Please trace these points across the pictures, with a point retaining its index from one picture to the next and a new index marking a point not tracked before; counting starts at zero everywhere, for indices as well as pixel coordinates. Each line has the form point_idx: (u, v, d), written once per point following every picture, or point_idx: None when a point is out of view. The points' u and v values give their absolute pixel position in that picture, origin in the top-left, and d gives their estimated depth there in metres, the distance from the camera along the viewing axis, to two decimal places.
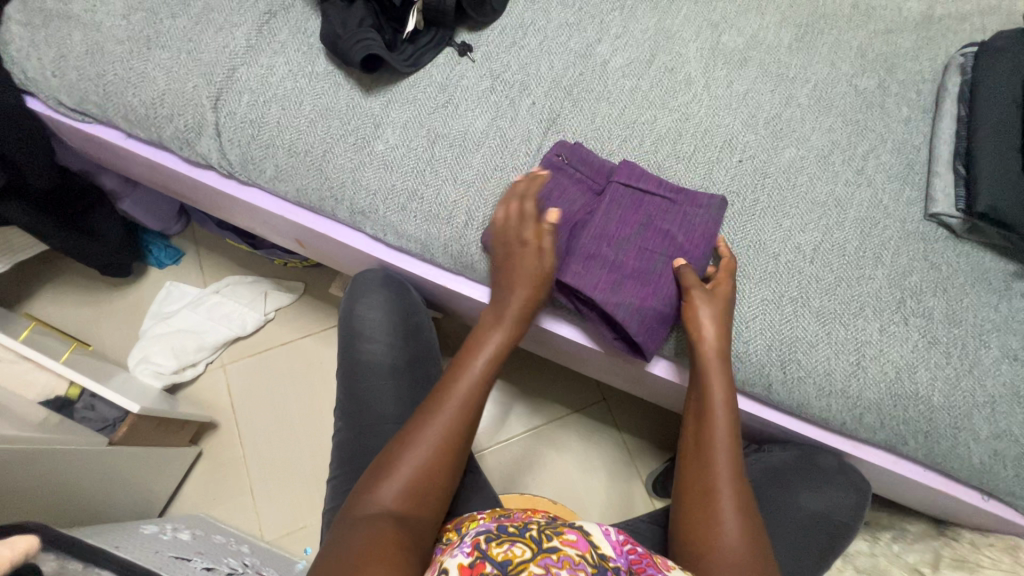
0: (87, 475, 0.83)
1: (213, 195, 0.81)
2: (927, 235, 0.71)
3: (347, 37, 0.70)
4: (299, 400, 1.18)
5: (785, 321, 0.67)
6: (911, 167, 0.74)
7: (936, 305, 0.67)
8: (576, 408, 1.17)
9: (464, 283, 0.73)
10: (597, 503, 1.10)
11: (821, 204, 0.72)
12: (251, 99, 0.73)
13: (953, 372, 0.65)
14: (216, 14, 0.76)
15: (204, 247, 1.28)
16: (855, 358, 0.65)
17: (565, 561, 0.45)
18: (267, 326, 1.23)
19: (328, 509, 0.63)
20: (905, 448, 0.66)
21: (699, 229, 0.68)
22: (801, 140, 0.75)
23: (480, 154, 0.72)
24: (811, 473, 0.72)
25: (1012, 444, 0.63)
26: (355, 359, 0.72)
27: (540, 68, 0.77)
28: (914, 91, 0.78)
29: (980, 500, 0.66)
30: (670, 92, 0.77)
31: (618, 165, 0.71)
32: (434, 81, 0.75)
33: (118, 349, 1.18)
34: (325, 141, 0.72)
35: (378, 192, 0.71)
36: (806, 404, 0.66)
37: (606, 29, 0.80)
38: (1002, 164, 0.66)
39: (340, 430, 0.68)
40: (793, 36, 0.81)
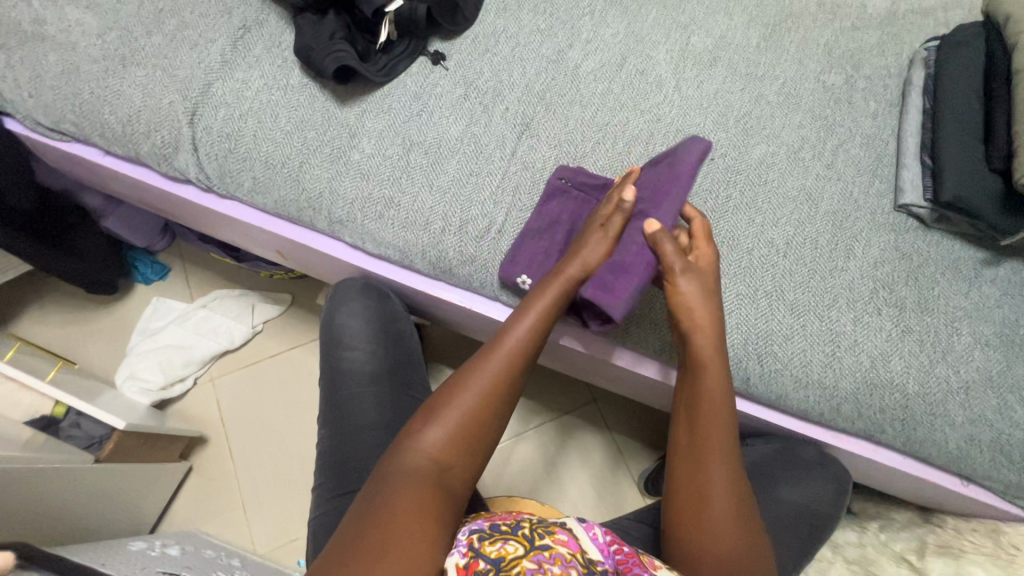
0: (73, 494, 0.83)
1: (193, 209, 0.82)
2: (897, 225, 0.72)
3: (321, 49, 0.71)
4: (289, 411, 1.18)
5: (761, 314, 0.68)
6: (879, 159, 0.76)
7: (908, 294, 0.68)
8: (565, 410, 1.17)
9: (444, 288, 0.74)
10: (590, 506, 1.10)
11: (792, 199, 0.73)
12: (227, 113, 0.74)
13: (926, 360, 0.66)
14: (191, 31, 0.77)
15: (190, 263, 1.28)
16: (830, 349, 0.66)
17: (557, 559, 0.45)
18: (255, 339, 1.23)
19: (312, 519, 0.63)
20: (883, 436, 0.66)
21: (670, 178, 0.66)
22: (771, 137, 0.76)
23: (455, 160, 0.73)
24: (793, 465, 0.72)
25: (987, 429, 0.64)
26: (337, 367, 0.73)
27: (513, 75, 0.78)
28: (881, 86, 0.80)
29: (960, 485, 0.67)
30: (641, 94, 0.78)
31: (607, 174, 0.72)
32: (409, 90, 0.76)
33: (105, 366, 1.18)
34: (302, 152, 0.73)
35: (355, 201, 0.71)
36: (784, 396, 0.67)
37: (577, 34, 0.81)
38: (968, 153, 0.68)
39: (323, 439, 0.69)
40: (761, 36, 0.83)
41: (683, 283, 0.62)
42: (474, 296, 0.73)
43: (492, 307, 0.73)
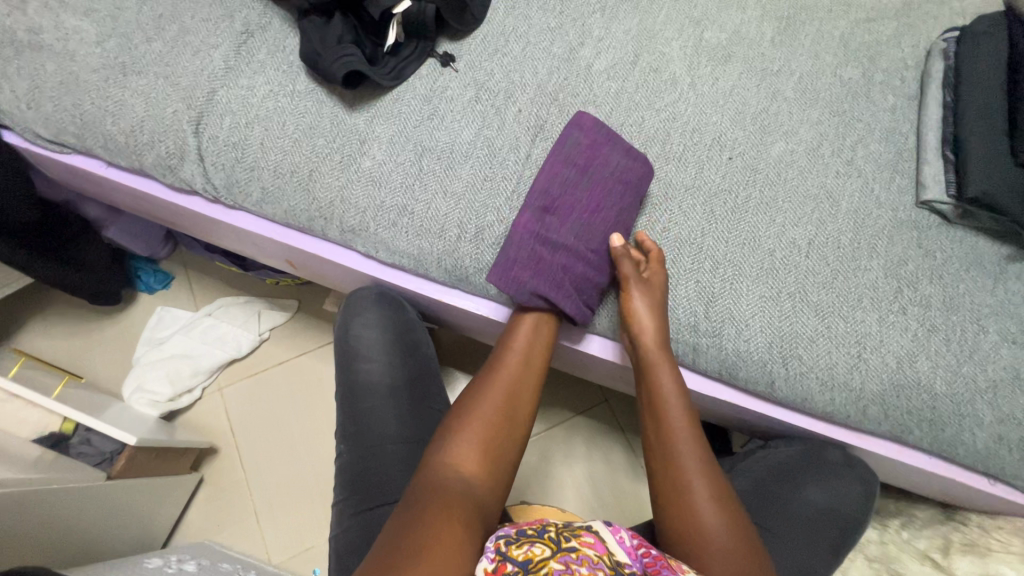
0: (85, 513, 0.82)
1: (200, 220, 0.80)
2: (919, 222, 0.71)
3: (328, 54, 0.69)
4: (299, 419, 1.16)
5: (784, 317, 0.66)
6: (900, 155, 0.74)
7: (933, 293, 0.67)
8: (578, 411, 1.16)
9: (460, 296, 0.72)
10: (607, 507, 1.09)
11: (813, 197, 0.72)
12: (233, 121, 0.72)
13: (953, 359, 0.65)
14: (192, 37, 0.75)
15: (194, 270, 1.27)
16: (856, 350, 0.65)
17: (585, 560, 0.44)
18: (262, 346, 1.22)
19: (335, 536, 0.62)
20: (909, 437, 0.66)
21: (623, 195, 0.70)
22: (789, 134, 0.75)
23: (468, 165, 0.71)
24: (817, 467, 0.71)
25: (1015, 428, 0.63)
26: (353, 379, 0.71)
27: (524, 75, 0.76)
28: (899, 79, 0.79)
29: (987, 484, 0.67)
30: (656, 92, 0.76)
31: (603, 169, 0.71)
32: (419, 93, 0.74)
33: (111, 378, 1.17)
34: (311, 160, 0.71)
35: (367, 209, 0.70)
36: (809, 399, 0.66)
37: (588, 32, 0.79)
38: (992, 148, 0.66)
39: (342, 453, 0.67)
40: (775, 30, 0.81)
41: (635, 297, 0.66)
42: (491, 304, 0.72)
43: (510, 314, 0.72)
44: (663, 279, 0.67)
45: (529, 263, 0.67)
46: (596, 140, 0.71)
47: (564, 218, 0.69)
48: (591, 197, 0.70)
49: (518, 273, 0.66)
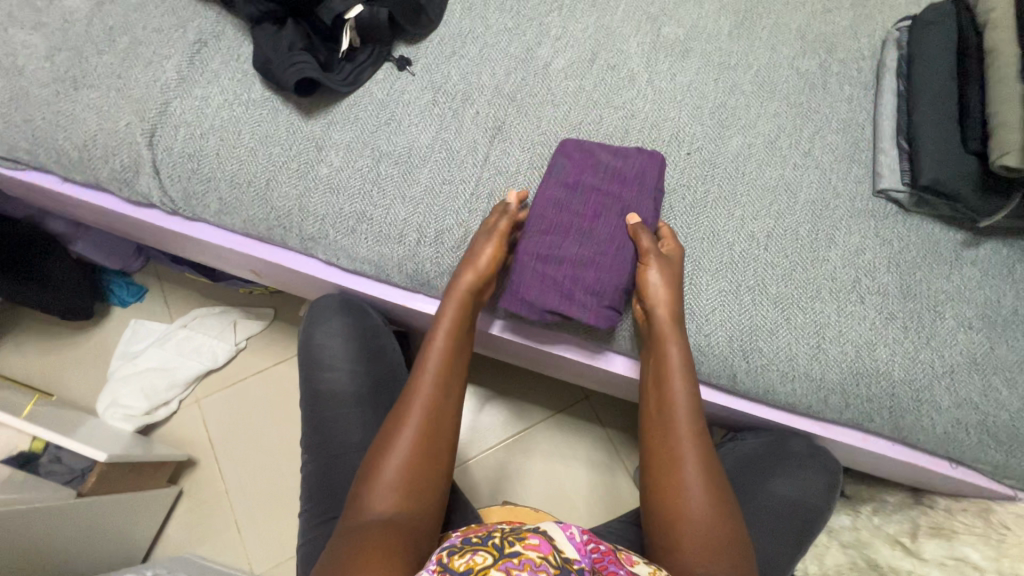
0: (58, 533, 0.81)
1: (161, 233, 0.79)
2: (876, 211, 0.71)
3: (280, 63, 0.68)
4: (278, 428, 1.16)
5: (744, 310, 0.67)
6: (857, 145, 0.75)
7: (891, 281, 0.68)
8: (558, 409, 1.17)
9: (424, 300, 0.72)
10: (589, 504, 1.10)
11: (771, 189, 0.72)
12: (187, 132, 0.71)
13: (911, 346, 0.65)
14: (144, 48, 0.74)
15: (168, 282, 1.25)
16: (815, 341, 0.66)
17: (526, 565, 0.43)
18: (238, 356, 1.21)
19: (300, 546, 0.62)
20: (871, 424, 0.66)
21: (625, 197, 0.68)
22: (747, 128, 0.75)
23: (427, 169, 0.71)
24: (784, 458, 0.72)
25: (973, 412, 0.64)
26: (318, 388, 0.71)
27: (482, 77, 0.76)
28: (855, 69, 0.79)
29: (948, 468, 0.68)
30: (614, 89, 0.76)
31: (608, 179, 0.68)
32: (376, 98, 0.74)
33: (86, 394, 1.16)
34: (268, 169, 0.71)
35: (326, 217, 0.70)
36: (771, 390, 0.67)
37: (546, 31, 0.79)
38: (943, 136, 0.67)
39: (308, 463, 0.67)
40: (732, 24, 0.82)
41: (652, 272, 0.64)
42: None
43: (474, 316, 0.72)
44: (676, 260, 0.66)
45: (541, 280, 0.65)
46: (579, 158, 0.69)
47: (565, 233, 0.66)
48: (585, 206, 0.67)
49: (534, 292, 0.65)
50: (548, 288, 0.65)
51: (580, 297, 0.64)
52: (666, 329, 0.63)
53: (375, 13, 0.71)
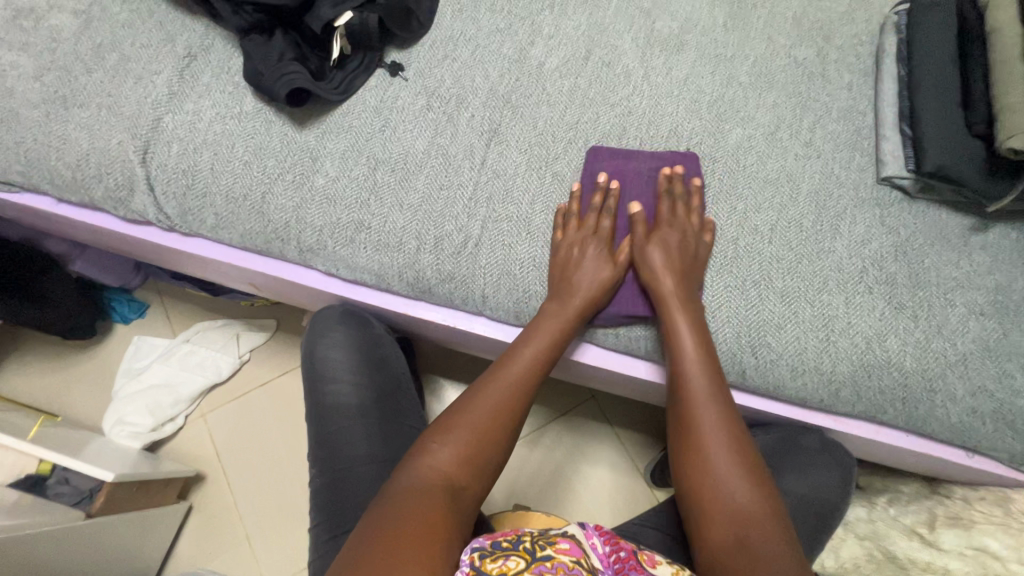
0: (69, 555, 0.81)
1: (159, 250, 0.79)
2: (881, 199, 0.70)
3: (271, 73, 0.68)
4: (285, 440, 1.15)
5: (749, 305, 0.66)
6: (858, 133, 0.74)
7: (898, 270, 0.67)
8: (565, 410, 1.16)
9: (426, 307, 0.72)
10: (600, 504, 1.10)
11: (773, 181, 0.71)
12: (180, 148, 0.71)
13: (922, 336, 0.64)
14: (133, 64, 0.73)
15: (170, 297, 1.25)
16: (825, 334, 0.65)
17: (560, 568, 0.43)
18: (243, 369, 1.20)
19: (310, 562, 0.61)
20: (885, 416, 0.65)
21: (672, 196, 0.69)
22: (746, 120, 0.74)
23: (423, 175, 0.70)
24: (797, 453, 0.71)
25: (988, 400, 0.63)
26: (321, 400, 0.70)
27: (475, 79, 0.75)
28: (853, 55, 0.78)
29: (965, 457, 0.66)
30: (609, 87, 0.75)
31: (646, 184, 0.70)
32: (369, 106, 0.73)
33: (92, 412, 1.15)
34: (262, 181, 0.70)
35: (323, 227, 0.69)
36: (781, 385, 0.65)
37: (538, 30, 0.78)
38: (947, 121, 0.66)
39: (315, 477, 0.66)
40: (727, 15, 0.80)
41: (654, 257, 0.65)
42: (457, 313, 0.71)
43: (477, 322, 0.71)
44: (691, 250, 0.66)
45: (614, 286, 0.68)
46: (619, 164, 0.70)
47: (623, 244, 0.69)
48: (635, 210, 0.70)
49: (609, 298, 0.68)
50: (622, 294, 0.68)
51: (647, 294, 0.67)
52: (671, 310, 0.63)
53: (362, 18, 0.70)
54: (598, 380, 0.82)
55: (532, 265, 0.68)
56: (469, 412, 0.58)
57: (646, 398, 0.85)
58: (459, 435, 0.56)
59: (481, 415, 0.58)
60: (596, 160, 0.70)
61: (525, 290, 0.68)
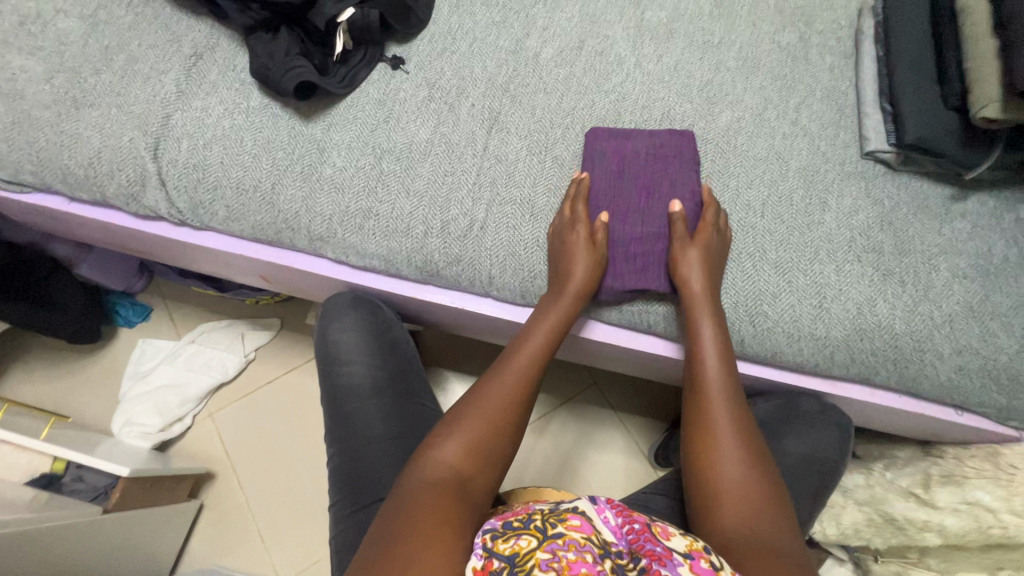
0: (87, 549, 0.82)
1: (169, 245, 0.80)
2: (866, 173, 0.74)
3: (277, 67, 0.70)
4: (294, 435, 1.17)
5: (745, 277, 0.69)
6: (842, 111, 0.78)
7: (885, 238, 0.70)
8: (568, 397, 1.19)
9: (434, 291, 0.74)
10: (606, 486, 1.12)
11: (763, 158, 0.74)
12: (190, 143, 0.73)
13: (910, 300, 0.68)
14: (141, 64, 0.75)
15: (173, 300, 1.26)
16: (818, 301, 0.68)
17: (571, 545, 0.44)
18: (249, 368, 1.22)
19: (332, 536, 0.63)
20: (878, 378, 0.68)
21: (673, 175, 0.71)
22: (735, 102, 0.77)
23: (428, 163, 0.72)
24: (795, 418, 0.74)
25: (974, 357, 0.66)
26: (335, 384, 0.72)
27: (474, 71, 0.78)
28: (834, 39, 0.82)
29: (955, 415, 0.70)
30: (603, 74, 0.79)
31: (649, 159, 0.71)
32: (372, 98, 0.76)
33: (99, 415, 1.16)
34: (272, 173, 0.72)
35: (333, 216, 0.71)
36: (779, 352, 0.68)
37: (532, 23, 0.81)
38: (924, 96, 0.70)
39: (332, 456, 0.68)
40: (712, 4, 0.84)
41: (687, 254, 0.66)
42: (464, 295, 0.74)
43: (484, 303, 0.74)
44: (716, 254, 0.67)
45: (626, 258, 0.69)
46: (618, 144, 0.72)
47: (623, 219, 0.71)
48: (638, 185, 0.71)
49: (621, 271, 0.69)
50: (633, 266, 0.69)
51: (659, 266, 0.69)
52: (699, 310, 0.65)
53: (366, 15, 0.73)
54: (601, 357, 0.84)
55: (537, 246, 0.70)
56: (478, 406, 0.60)
57: (647, 374, 0.88)
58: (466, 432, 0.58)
59: (489, 409, 0.60)
60: (594, 142, 0.72)
61: (530, 269, 0.70)
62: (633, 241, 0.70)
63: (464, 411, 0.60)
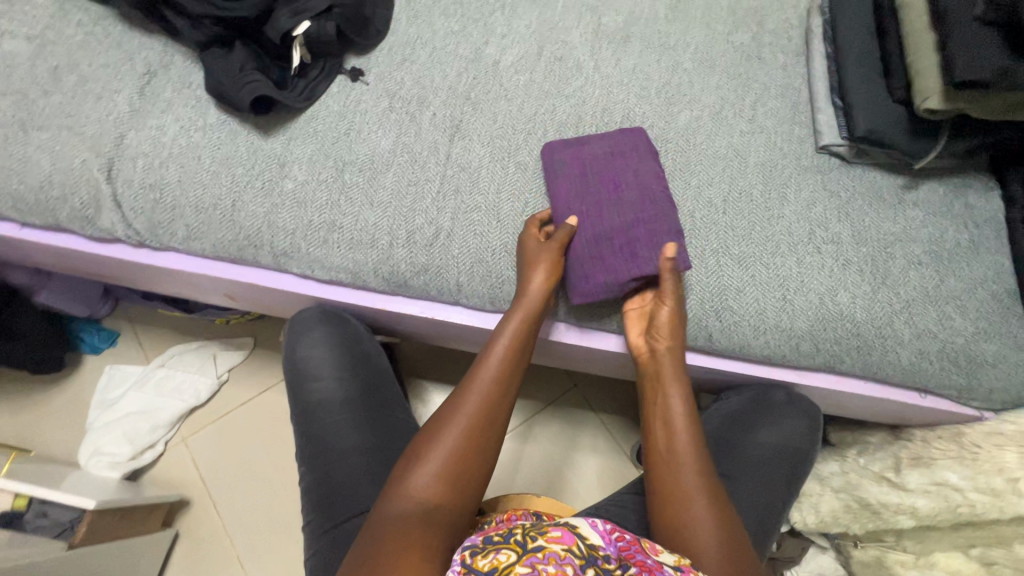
0: None
1: (129, 268, 0.78)
2: (822, 166, 0.76)
3: (233, 83, 0.69)
4: (272, 456, 1.14)
5: (711, 272, 0.70)
6: (796, 108, 0.80)
7: (843, 229, 0.72)
8: (549, 401, 1.19)
9: (404, 301, 0.73)
10: (591, 488, 1.12)
11: (723, 156, 0.76)
12: (146, 163, 0.71)
13: (869, 288, 0.69)
14: (92, 84, 0.73)
15: (141, 324, 1.23)
16: (781, 293, 0.69)
17: (550, 558, 0.43)
18: (222, 389, 1.19)
19: (308, 556, 0.61)
20: (843, 366, 0.70)
21: (636, 172, 0.70)
22: (693, 102, 0.79)
23: (391, 173, 0.72)
24: (766, 410, 0.75)
25: (933, 341, 0.68)
26: (306, 401, 0.71)
27: (434, 80, 0.78)
28: (785, 38, 0.84)
29: (919, 398, 0.71)
30: (563, 79, 0.79)
31: (609, 157, 0.71)
32: (332, 111, 0.75)
33: (66, 447, 1.12)
34: (232, 190, 0.71)
35: (296, 230, 0.70)
36: (747, 345, 0.69)
37: (491, 30, 0.82)
38: (872, 90, 0.72)
39: (305, 473, 0.67)
40: (667, 7, 0.86)
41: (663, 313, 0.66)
42: (435, 304, 0.73)
43: (455, 311, 0.73)
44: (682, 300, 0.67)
45: (591, 256, 0.68)
46: (577, 149, 0.72)
47: (592, 218, 0.70)
48: (603, 183, 0.70)
49: (586, 271, 0.68)
50: (599, 263, 0.68)
51: (626, 258, 0.68)
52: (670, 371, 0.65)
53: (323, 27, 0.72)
54: (575, 360, 0.84)
55: (504, 251, 0.70)
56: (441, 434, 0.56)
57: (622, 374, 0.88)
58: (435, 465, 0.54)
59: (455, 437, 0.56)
60: (552, 149, 0.72)
61: (499, 275, 0.70)
62: (603, 237, 0.69)
63: (433, 436, 0.57)
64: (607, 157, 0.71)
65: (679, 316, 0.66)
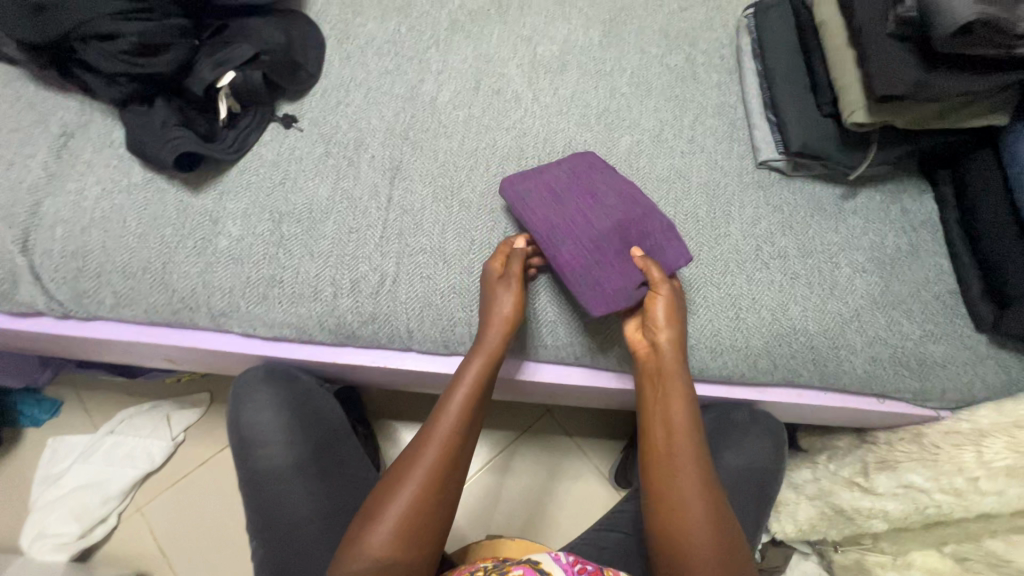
0: None
1: (58, 341, 0.73)
2: (763, 182, 0.77)
3: (155, 141, 0.66)
4: (236, 518, 1.08)
5: None
6: (734, 125, 0.81)
7: (788, 243, 0.73)
8: (523, 429, 1.16)
9: (355, 351, 0.71)
10: (573, 516, 1.10)
11: (666, 178, 0.76)
12: (66, 230, 0.67)
13: (819, 299, 0.70)
14: (3, 151, 0.69)
15: (85, 389, 1.16)
16: (734, 312, 0.69)
17: None
18: (179, 451, 1.13)
19: None
20: (801, 379, 0.70)
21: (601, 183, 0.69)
22: (633, 126, 0.79)
23: (331, 221, 0.70)
24: (728, 433, 0.75)
25: (884, 347, 0.69)
26: (256, 467, 0.68)
27: (371, 121, 0.76)
28: (717, 57, 0.86)
29: (878, 403, 0.72)
30: (502, 111, 0.79)
31: (570, 177, 0.70)
32: (266, 161, 0.73)
33: (8, 531, 1.04)
34: (161, 252, 0.67)
35: (233, 289, 0.67)
36: (706, 367, 0.69)
37: (426, 67, 0.81)
38: (802, 105, 0.73)
39: (260, 546, 0.65)
40: (600, 33, 0.87)
41: (659, 306, 0.63)
42: (387, 352, 0.71)
43: (408, 358, 0.71)
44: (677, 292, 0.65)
45: (597, 264, 0.65)
46: (534, 178, 0.70)
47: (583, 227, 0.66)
48: (578, 195, 0.68)
49: (596, 278, 0.64)
50: (607, 270, 0.65)
51: (627, 263, 0.66)
52: (670, 362, 0.61)
53: (251, 77, 0.70)
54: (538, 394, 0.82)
55: (453, 292, 0.68)
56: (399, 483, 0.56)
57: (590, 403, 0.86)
58: (392, 517, 0.54)
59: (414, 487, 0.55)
60: (508, 182, 0.70)
61: (450, 317, 0.68)
62: (600, 241, 0.66)
63: (391, 484, 0.56)
64: (570, 177, 0.70)
65: (676, 305, 0.64)
